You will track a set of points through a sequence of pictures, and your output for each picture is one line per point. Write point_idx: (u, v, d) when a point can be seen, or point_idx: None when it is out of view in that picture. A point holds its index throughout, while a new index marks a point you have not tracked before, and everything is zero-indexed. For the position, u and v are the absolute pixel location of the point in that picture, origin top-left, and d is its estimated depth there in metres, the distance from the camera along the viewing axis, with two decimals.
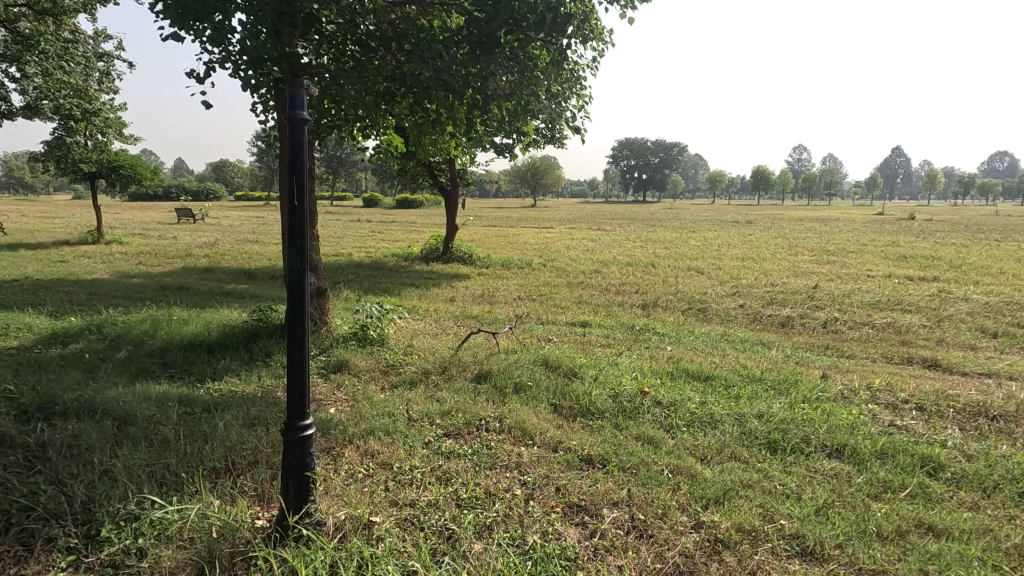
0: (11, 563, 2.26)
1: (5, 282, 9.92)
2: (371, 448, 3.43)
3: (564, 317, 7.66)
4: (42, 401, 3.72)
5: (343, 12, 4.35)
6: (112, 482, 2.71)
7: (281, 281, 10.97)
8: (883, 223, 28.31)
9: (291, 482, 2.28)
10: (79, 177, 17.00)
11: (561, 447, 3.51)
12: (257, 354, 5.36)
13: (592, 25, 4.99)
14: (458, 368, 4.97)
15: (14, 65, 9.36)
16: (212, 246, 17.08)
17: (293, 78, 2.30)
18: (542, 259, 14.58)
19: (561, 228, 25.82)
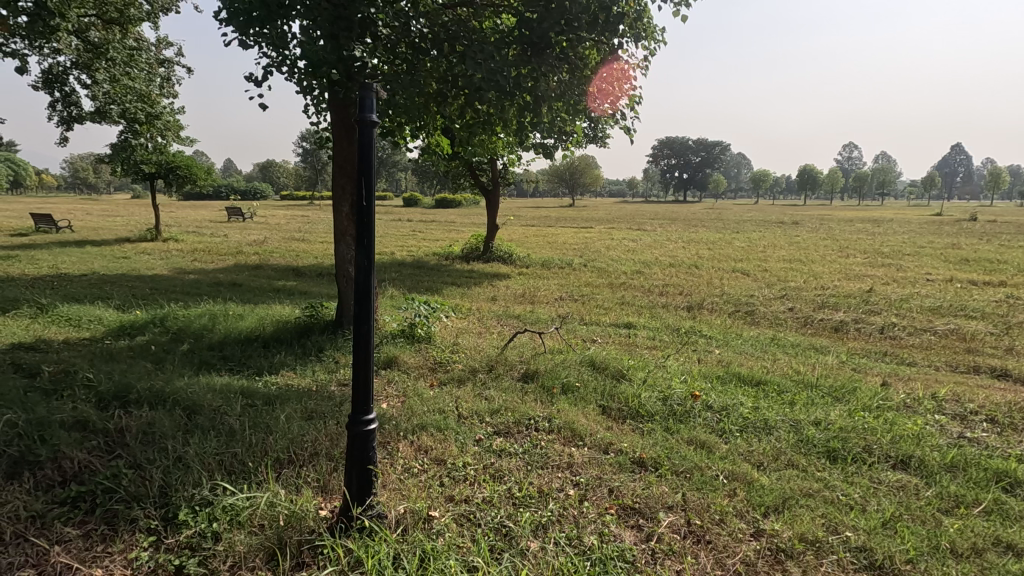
0: (98, 540, 2.42)
1: (74, 277, 10.53)
2: (423, 444, 3.50)
3: (608, 318, 7.61)
4: (118, 389, 3.95)
5: (399, 17, 4.45)
6: (186, 468, 2.86)
7: (328, 278, 11.28)
8: (941, 225, 26.95)
9: (354, 475, 2.35)
10: (139, 177, 17.91)
11: (612, 449, 3.50)
12: (310, 349, 5.53)
13: (646, 25, 4.95)
14: (504, 367, 5.01)
15: (86, 73, 9.90)
16: (262, 244, 17.73)
17: (363, 81, 2.35)
18: (583, 259, 14.49)
19: (600, 229, 25.59)
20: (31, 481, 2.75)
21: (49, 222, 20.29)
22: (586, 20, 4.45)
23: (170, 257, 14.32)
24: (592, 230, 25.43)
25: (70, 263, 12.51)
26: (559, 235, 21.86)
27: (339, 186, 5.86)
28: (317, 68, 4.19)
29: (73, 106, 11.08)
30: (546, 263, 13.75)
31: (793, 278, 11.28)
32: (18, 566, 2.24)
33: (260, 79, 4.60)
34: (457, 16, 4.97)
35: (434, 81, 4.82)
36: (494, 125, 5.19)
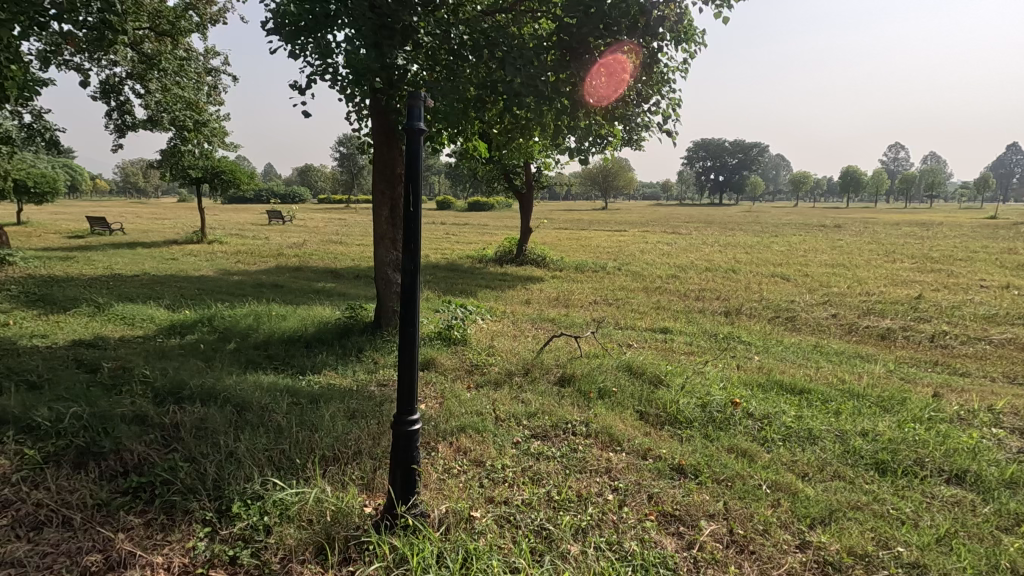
0: (158, 529, 2.54)
1: (128, 278, 11.05)
2: (462, 445, 3.55)
3: (643, 322, 7.55)
4: (172, 386, 4.14)
5: (440, 26, 4.54)
6: (237, 463, 2.98)
7: (364, 280, 11.51)
8: (996, 229, 25.65)
9: (398, 474, 2.40)
10: (187, 182, 18.66)
11: (650, 455, 3.47)
12: (351, 349, 5.67)
13: (686, 27, 4.88)
14: (541, 371, 5.03)
15: (140, 83, 10.41)
16: (301, 246, 18.20)
17: (412, 90, 2.42)
18: (617, 263, 14.39)
19: (634, 232, 25.34)
20: (97, 472, 2.95)
21: (104, 225, 21.33)
22: (626, 25, 4.45)
23: (215, 258, 14.87)
24: (626, 233, 25.20)
25: (123, 264, 13.11)
26: (592, 238, 21.76)
27: (379, 190, 5.98)
28: (361, 77, 4.32)
29: (127, 115, 11.64)
30: (579, 267, 13.71)
31: (836, 284, 10.94)
32: (86, 551, 2.39)
33: (305, 87, 4.75)
34: (496, 22, 5.05)
35: (473, 87, 4.90)
36: (532, 130, 5.22)
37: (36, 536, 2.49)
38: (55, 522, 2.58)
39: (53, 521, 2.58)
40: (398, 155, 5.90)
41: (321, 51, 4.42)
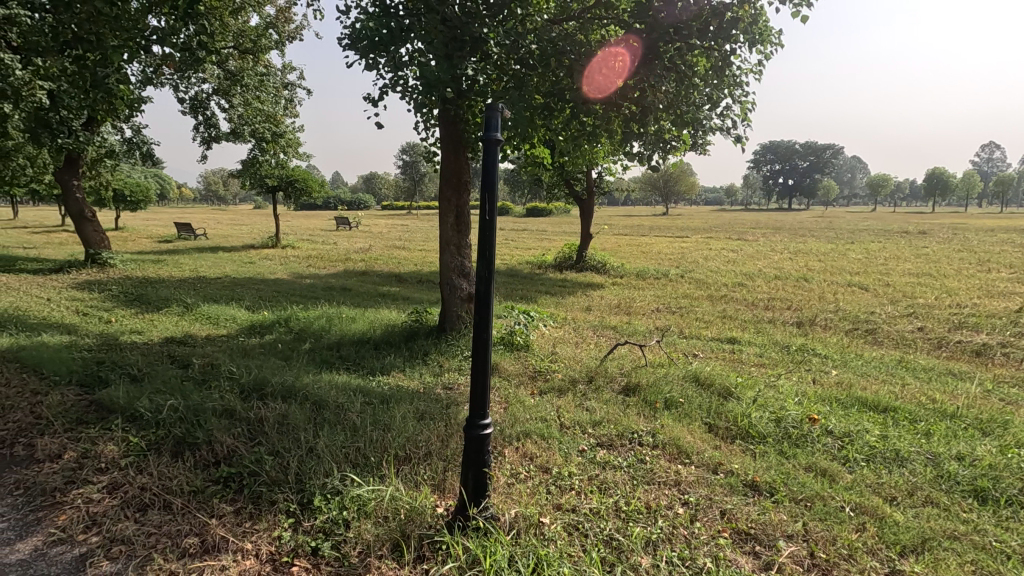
0: (247, 517, 2.72)
1: (212, 280, 11.86)
2: (528, 451, 3.57)
3: (709, 332, 7.32)
4: (256, 382, 4.41)
5: (508, 36, 4.61)
6: (317, 458, 3.13)
7: (427, 285, 11.81)
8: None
9: (470, 476, 2.45)
10: (264, 190, 19.81)
11: (721, 469, 3.37)
12: (417, 352, 5.82)
13: (760, 28, 4.70)
14: (605, 379, 4.98)
15: (225, 98, 11.50)
16: (368, 251, 18.90)
17: (489, 102, 2.48)
18: (680, 269, 14.06)
19: (696, 238, 24.63)
20: (192, 460, 3.19)
21: (190, 231, 22.96)
22: (697, 27, 4.28)
23: (289, 262, 15.68)
24: (689, 239, 24.53)
25: (207, 267, 14.05)
26: (653, 245, 21.37)
27: (446, 198, 6.14)
28: (432, 89, 4.47)
29: (213, 128, 12.52)
30: (641, 273, 13.50)
31: (922, 295, 10.20)
32: (185, 534, 2.60)
33: (378, 100, 4.97)
34: (564, 31, 5.11)
35: (540, 94, 4.94)
36: (599, 136, 5.21)
37: (142, 517, 2.73)
38: (158, 505, 2.81)
39: (156, 504, 2.83)
40: (464, 163, 6.06)
41: (393, 64, 4.61)
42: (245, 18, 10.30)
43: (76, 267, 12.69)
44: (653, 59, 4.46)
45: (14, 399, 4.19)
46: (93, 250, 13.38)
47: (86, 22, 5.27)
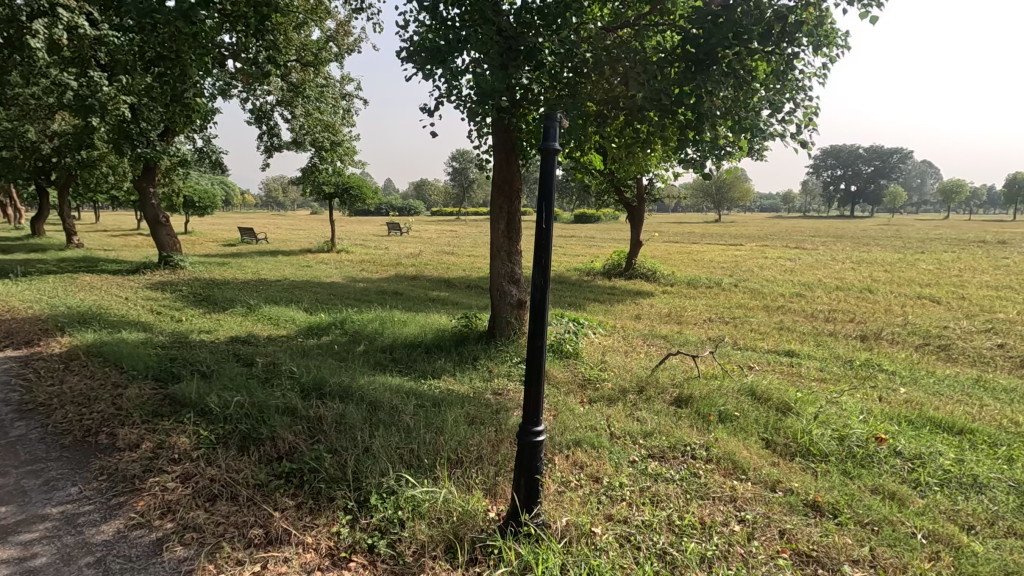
0: (307, 512, 2.83)
1: (272, 282, 12.42)
2: (578, 459, 3.56)
3: (766, 344, 7.07)
4: (315, 381, 4.59)
5: (563, 45, 4.63)
6: (373, 458, 3.22)
7: (476, 291, 11.95)
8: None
9: (523, 483, 2.47)
10: (321, 197, 20.59)
11: (780, 487, 3.25)
12: (467, 357, 5.90)
13: (825, 31, 4.55)
14: (656, 390, 4.90)
15: (288, 109, 12.07)
16: (418, 257, 19.30)
17: (547, 112, 2.50)
18: (733, 278, 13.65)
19: (751, 246, 23.86)
20: (257, 455, 3.36)
21: (252, 236, 24.13)
22: (758, 33, 4.17)
23: (343, 266, 16.21)
24: (743, 247, 23.79)
25: (267, 270, 14.71)
26: (704, 253, 20.83)
27: (497, 204, 6.21)
28: (487, 98, 4.56)
29: (275, 137, 13.14)
30: (692, 282, 13.18)
31: (1001, 309, 9.51)
32: (251, 525, 2.73)
33: (434, 109, 5.09)
34: (619, 38, 5.09)
35: (594, 102, 4.95)
36: (653, 143, 5.15)
37: (212, 507, 2.89)
38: (226, 496, 2.98)
39: (224, 495, 2.98)
40: (515, 170, 6.12)
41: (449, 74, 4.72)
42: (308, 32, 10.76)
43: (150, 269, 13.55)
44: (711, 64, 4.34)
45: (98, 391, 4.53)
46: (166, 252, 14.25)
47: (169, 40, 5.67)
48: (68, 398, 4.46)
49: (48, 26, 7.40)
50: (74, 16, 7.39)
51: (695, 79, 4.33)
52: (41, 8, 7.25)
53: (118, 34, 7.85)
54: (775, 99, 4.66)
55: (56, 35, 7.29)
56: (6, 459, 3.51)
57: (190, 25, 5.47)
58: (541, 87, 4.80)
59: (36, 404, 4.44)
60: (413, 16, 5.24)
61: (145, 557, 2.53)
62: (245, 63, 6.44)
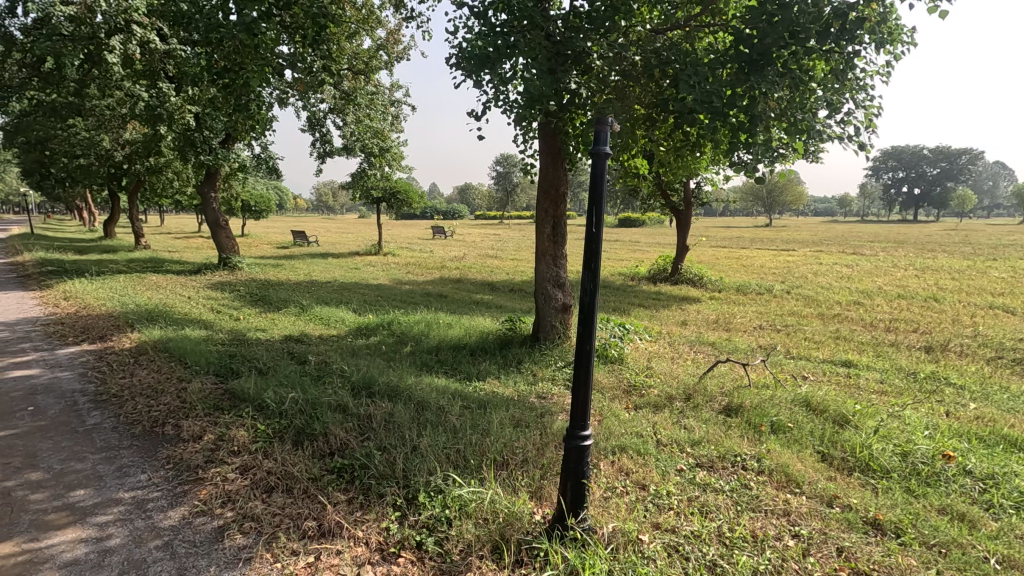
0: (358, 507, 2.91)
1: (323, 283, 12.83)
2: (624, 465, 3.52)
3: (821, 353, 6.79)
4: (365, 380, 4.73)
5: (612, 48, 4.61)
6: (421, 456, 3.29)
7: (520, 294, 11.99)
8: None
9: (569, 486, 2.47)
10: (370, 201, 21.16)
11: (837, 503, 3.12)
12: (511, 360, 5.94)
13: (888, 28, 4.34)
14: (704, 398, 4.79)
15: (340, 116, 12.48)
16: (463, 260, 19.52)
17: (598, 116, 2.49)
18: (785, 285, 13.19)
19: (804, 252, 22.97)
20: (311, 450, 3.48)
21: (304, 239, 25.00)
22: (816, 30, 4.02)
23: (390, 269, 16.57)
24: (795, 252, 22.95)
25: (318, 272, 15.20)
26: (754, 258, 20.19)
27: (543, 208, 6.24)
28: (535, 103, 4.58)
29: (328, 143, 13.60)
30: (741, 288, 12.82)
31: None
32: (305, 517, 2.84)
33: (481, 114, 5.16)
34: (669, 40, 5.04)
35: (642, 106, 4.90)
36: (703, 146, 5.06)
37: (269, 498, 3.02)
38: (282, 488, 3.10)
39: (280, 487, 3.11)
40: (562, 173, 6.13)
41: (497, 79, 4.76)
42: (359, 41, 10.91)
43: (210, 269, 14.26)
44: (766, 65, 4.21)
45: (164, 385, 4.80)
46: (225, 254, 14.97)
47: (233, 53, 5.96)
48: (138, 390, 4.75)
49: (123, 42, 7.91)
50: (146, 31, 7.92)
51: (748, 80, 4.18)
52: (118, 25, 7.75)
53: (185, 48, 8.31)
54: (833, 99, 4.47)
55: (130, 50, 7.80)
56: (84, 445, 3.77)
57: (252, 37, 5.73)
58: (588, 91, 4.80)
59: (110, 395, 4.74)
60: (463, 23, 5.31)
61: (208, 544, 2.67)
62: (301, 72, 6.69)
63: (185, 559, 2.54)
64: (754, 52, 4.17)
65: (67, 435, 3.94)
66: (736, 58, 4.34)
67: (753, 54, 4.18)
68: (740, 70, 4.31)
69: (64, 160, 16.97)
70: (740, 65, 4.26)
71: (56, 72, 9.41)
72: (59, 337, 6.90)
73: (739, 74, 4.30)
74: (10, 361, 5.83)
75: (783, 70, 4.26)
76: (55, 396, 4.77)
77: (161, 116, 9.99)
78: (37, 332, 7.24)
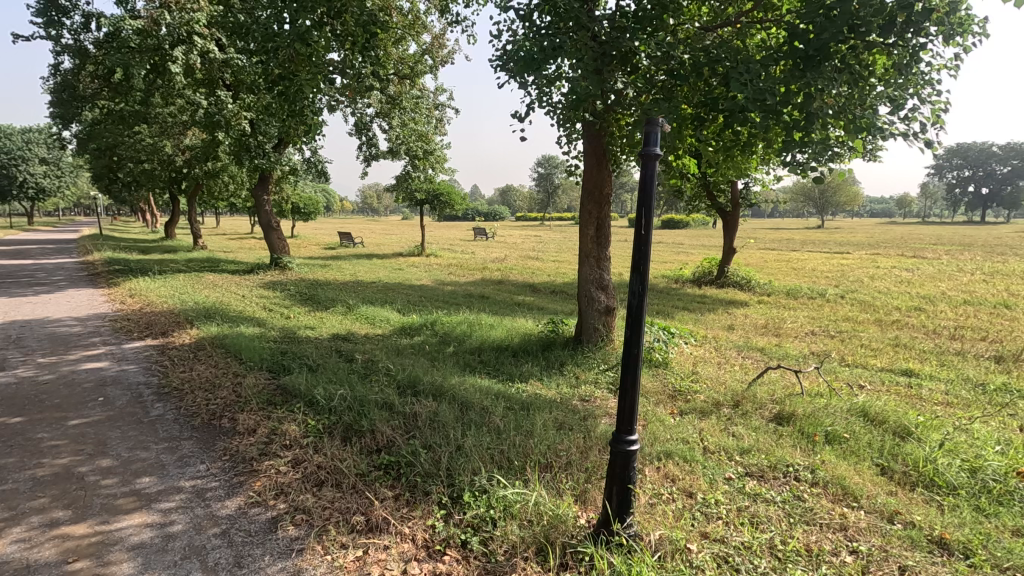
0: (404, 504, 2.96)
1: (368, 284, 13.13)
2: (670, 472, 3.45)
3: (879, 361, 6.48)
4: (410, 379, 4.81)
5: (659, 48, 4.54)
6: (466, 456, 3.32)
7: (561, 296, 11.94)
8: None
9: (615, 491, 2.44)
10: (414, 203, 21.53)
11: (898, 519, 2.96)
12: (554, 362, 5.92)
13: (958, 19, 4.10)
14: (753, 405, 4.64)
15: (386, 120, 12.76)
16: (504, 262, 19.60)
17: (648, 116, 2.45)
18: (839, 289, 12.66)
19: (860, 254, 21.91)
20: (359, 446, 3.57)
21: (350, 240, 25.64)
22: (878, 23, 3.83)
23: (432, 270, 16.81)
24: (851, 255, 21.98)
25: (364, 272, 15.58)
26: (805, 261, 19.41)
27: (586, 210, 6.20)
28: (581, 104, 4.53)
29: (374, 147, 13.93)
30: (791, 292, 12.38)
31: None
32: (354, 511, 2.91)
33: (525, 115, 5.16)
34: (719, 37, 4.92)
35: (690, 105, 4.80)
36: (754, 145, 4.92)
37: (319, 491, 3.12)
38: (331, 483, 3.19)
39: (330, 481, 3.20)
40: (606, 175, 6.07)
41: (543, 81, 4.74)
42: (405, 46, 11.10)
43: (263, 269, 14.83)
44: (823, 61, 4.04)
45: (222, 379, 5.02)
46: (276, 254, 15.53)
47: (287, 61, 6.19)
48: (197, 384, 4.99)
49: (185, 53, 8.28)
50: (206, 42, 8.18)
51: (803, 77, 4.05)
52: (180, 36, 8.09)
53: (241, 57, 8.65)
54: (896, 95, 4.26)
55: (191, 60, 8.18)
56: (149, 435, 3.98)
57: (305, 45, 5.94)
58: (635, 91, 4.75)
59: (172, 388, 4.99)
60: (509, 26, 5.34)
61: (262, 533, 2.77)
62: (351, 79, 6.90)
63: (241, 547, 2.65)
64: (810, 48, 4.00)
65: (134, 424, 4.17)
66: (791, 55, 4.18)
67: (809, 51, 4.02)
68: (795, 66, 4.15)
69: (130, 165, 17.97)
70: (795, 63, 4.12)
71: (124, 82, 10.01)
72: (126, 332, 7.33)
73: (794, 71, 4.14)
74: (82, 354, 6.21)
75: (841, 65, 4.08)
76: (123, 388, 5.06)
77: (218, 123, 10.47)
78: (106, 327, 7.70)
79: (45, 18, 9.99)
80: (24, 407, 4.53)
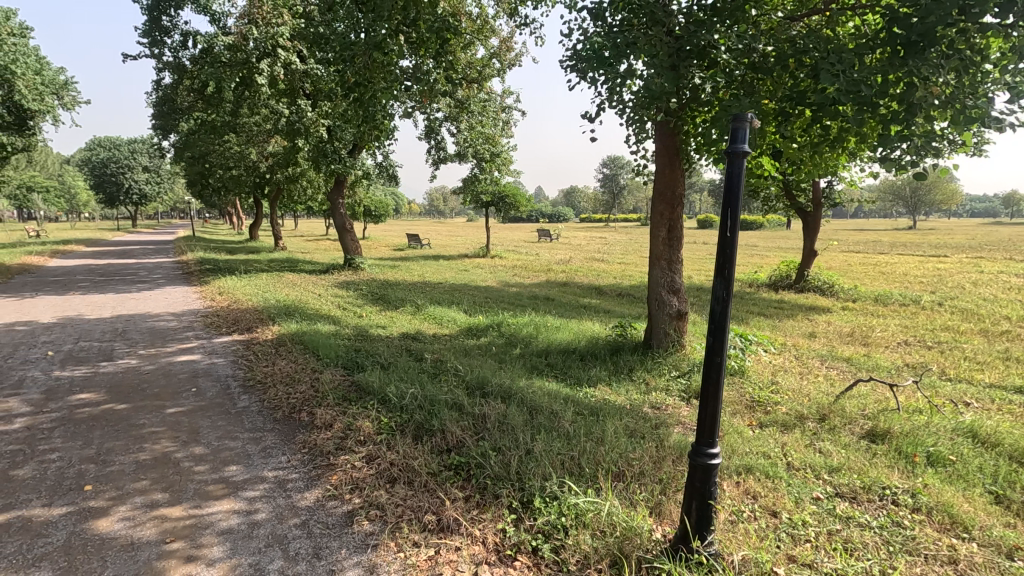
0: (475, 506, 2.96)
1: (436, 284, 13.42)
2: (751, 488, 3.25)
3: (987, 376, 5.87)
4: (478, 381, 4.84)
5: (741, 40, 4.32)
6: (536, 460, 3.28)
7: (628, 299, 11.70)
8: None
9: (694, 506, 2.32)
10: (480, 205, 21.80)
11: (1019, 555, 2.65)
12: (623, 367, 5.79)
13: None
14: (842, 420, 4.32)
15: (455, 123, 12.99)
16: (569, 263, 19.45)
17: (736, 113, 2.31)
18: (935, 296, 11.63)
19: (960, 258, 19.96)
20: (429, 445, 3.62)
21: (418, 241, 26.34)
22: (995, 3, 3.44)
23: (498, 272, 16.95)
24: (950, 258, 20.15)
25: (431, 273, 15.94)
26: (895, 265, 17.96)
27: (658, 211, 6.02)
28: (655, 102, 4.38)
29: (442, 150, 14.22)
30: (880, 298, 11.49)
31: None
32: (426, 510, 2.94)
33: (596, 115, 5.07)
34: (805, 27, 4.64)
35: (772, 100, 4.54)
36: (844, 140, 4.59)
37: (392, 488, 3.18)
38: (404, 480, 3.25)
39: (402, 479, 3.26)
40: (679, 176, 5.87)
41: (615, 80, 4.64)
42: (474, 51, 11.24)
43: (337, 270, 15.52)
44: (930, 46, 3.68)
45: (300, 374, 5.26)
46: (349, 255, 16.18)
47: (363, 69, 6.37)
48: (279, 378, 5.26)
49: (270, 65, 8.84)
50: (289, 54, 8.75)
51: (905, 65, 3.65)
52: (266, 50, 8.75)
53: (319, 68, 9.00)
54: (1016, 81, 3.81)
55: (275, 72, 8.73)
56: (236, 425, 4.23)
57: (380, 52, 6.15)
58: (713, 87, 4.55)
59: (256, 380, 5.29)
60: (580, 25, 5.29)
61: (339, 527, 2.86)
62: (422, 85, 6.98)
63: (319, 539, 2.74)
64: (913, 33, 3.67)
65: (222, 415, 4.44)
66: (889, 42, 3.85)
67: (911, 37, 3.69)
68: (894, 53, 3.81)
69: (221, 171, 19.31)
70: (893, 50, 3.79)
71: (217, 95, 10.82)
72: (216, 327, 7.86)
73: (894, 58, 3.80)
74: (178, 347, 6.72)
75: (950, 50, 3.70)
76: (213, 379, 5.43)
77: (298, 130, 11.10)
78: (199, 322, 8.31)
79: (150, 39, 10.99)
80: (129, 395, 4.95)
